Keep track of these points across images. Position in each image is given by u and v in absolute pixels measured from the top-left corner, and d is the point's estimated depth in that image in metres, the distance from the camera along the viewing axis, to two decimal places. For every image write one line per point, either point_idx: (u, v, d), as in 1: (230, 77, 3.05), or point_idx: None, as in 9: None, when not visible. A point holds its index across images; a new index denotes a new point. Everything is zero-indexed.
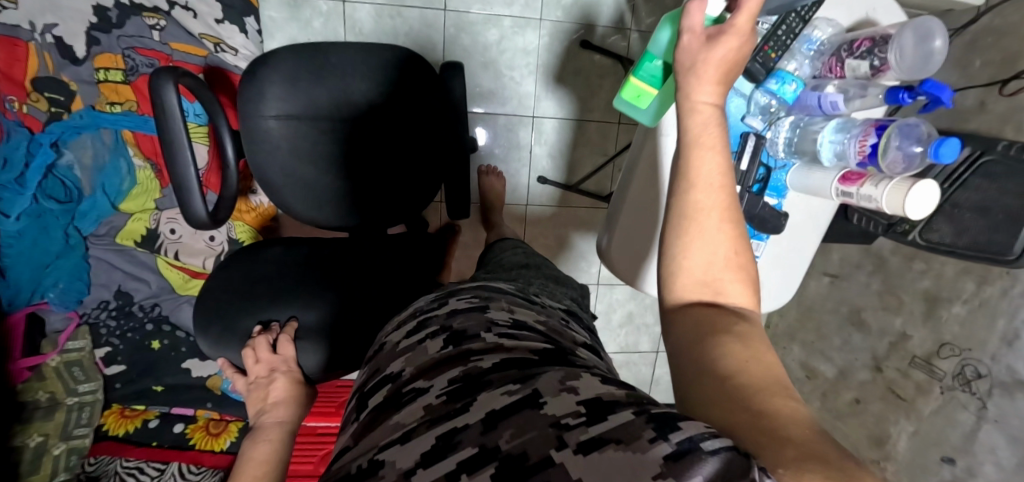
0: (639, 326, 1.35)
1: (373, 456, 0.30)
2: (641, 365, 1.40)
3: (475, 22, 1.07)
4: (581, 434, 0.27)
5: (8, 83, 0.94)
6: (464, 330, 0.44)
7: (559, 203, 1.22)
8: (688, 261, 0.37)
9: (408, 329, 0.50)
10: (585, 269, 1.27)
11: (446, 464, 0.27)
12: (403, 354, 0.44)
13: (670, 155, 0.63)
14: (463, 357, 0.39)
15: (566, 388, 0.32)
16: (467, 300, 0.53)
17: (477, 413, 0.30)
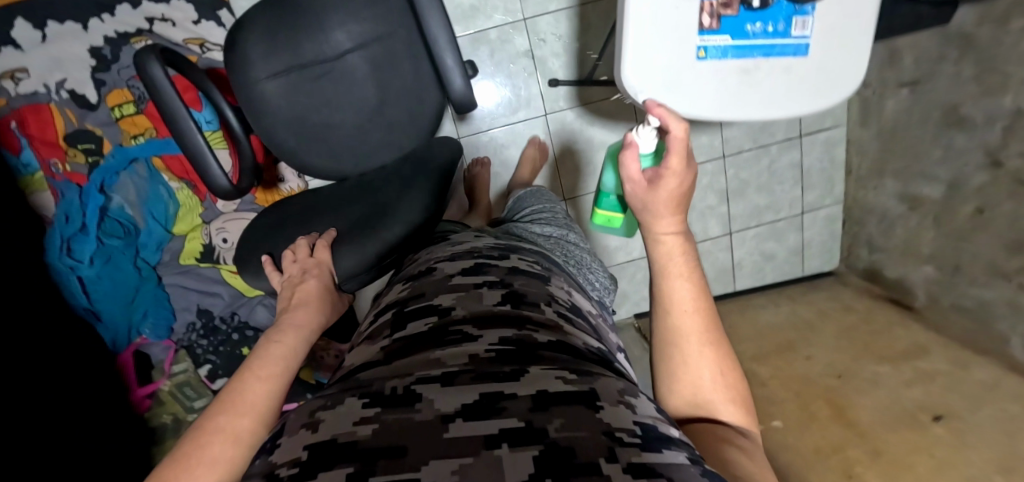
0: (703, 210, 1.30)
1: (408, 386, 0.37)
2: (717, 252, 1.34)
3: None
4: (633, 455, 0.31)
5: (48, 147, 1.01)
6: (525, 295, 0.60)
7: (581, 103, 1.16)
8: (685, 376, 0.50)
9: (466, 266, 0.67)
10: None
11: (489, 428, 0.32)
12: (454, 292, 0.59)
13: None
14: (520, 322, 0.52)
15: (623, 402, 0.39)
16: (528, 266, 0.72)
17: (528, 389, 0.37)
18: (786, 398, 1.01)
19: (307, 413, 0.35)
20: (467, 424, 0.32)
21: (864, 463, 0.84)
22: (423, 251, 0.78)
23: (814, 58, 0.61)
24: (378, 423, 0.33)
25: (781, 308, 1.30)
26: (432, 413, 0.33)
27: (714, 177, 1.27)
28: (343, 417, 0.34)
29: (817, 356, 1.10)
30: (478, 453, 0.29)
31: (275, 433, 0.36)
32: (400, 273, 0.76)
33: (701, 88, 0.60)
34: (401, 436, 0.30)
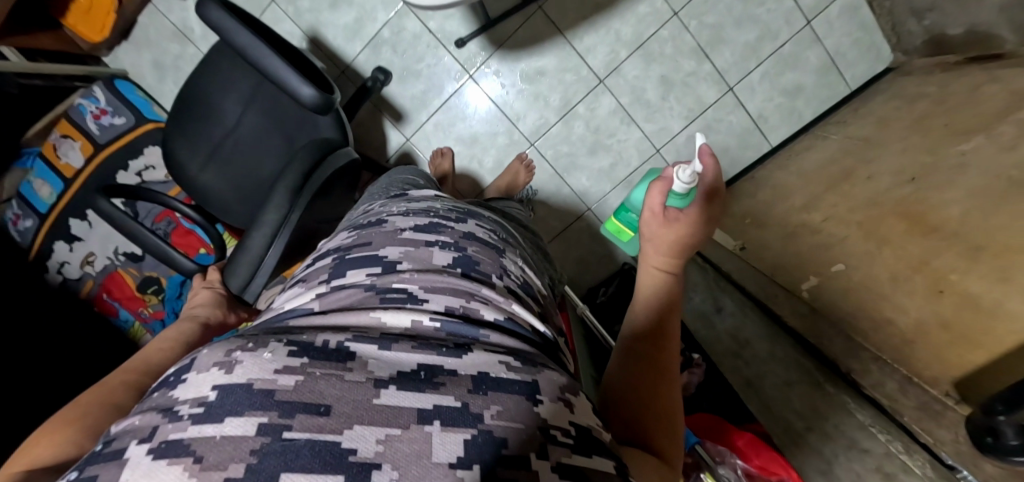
0: (685, 80, 1.12)
1: (344, 340, 0.30)
2: (727, 116, 1.15)
3: None
4: (564, 457, 0.26)
5: (130, 300, 1.21)
6: (477, 262, 0.46)
7: (496, 46, 1.11)
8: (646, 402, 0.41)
9: (420, 222, 0.51)
10: (576, 77, 1.12)
11: (423, 401, 0.27)
12: (401, 244, 0.46)
13: None
14: (468, 289, 0.41)
15: (564, 400, 0.31)
16: (487, 234, 0.56)
17: (471, 367, 0.30)
18: (847, 233, 0.80)
19: (222, 351, 0.28)
20: (400, 392, 0.27)
21: (959, 269, 0.59)
22: (383, 205, 0.64)
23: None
24: (304, 374, 0.26)
25: (832, 138, 1.05)
26: (364, 375, 0.27)
27: (677, 41, 1.10)
28: (263, 360, 0.27)
29: (881, 170, 0.86)
30: (409, 426, 0.25)
31: (183, 368, 0.29)
32: (353, 221, 0.62)
33: None
34: (323, 392, 0.25)
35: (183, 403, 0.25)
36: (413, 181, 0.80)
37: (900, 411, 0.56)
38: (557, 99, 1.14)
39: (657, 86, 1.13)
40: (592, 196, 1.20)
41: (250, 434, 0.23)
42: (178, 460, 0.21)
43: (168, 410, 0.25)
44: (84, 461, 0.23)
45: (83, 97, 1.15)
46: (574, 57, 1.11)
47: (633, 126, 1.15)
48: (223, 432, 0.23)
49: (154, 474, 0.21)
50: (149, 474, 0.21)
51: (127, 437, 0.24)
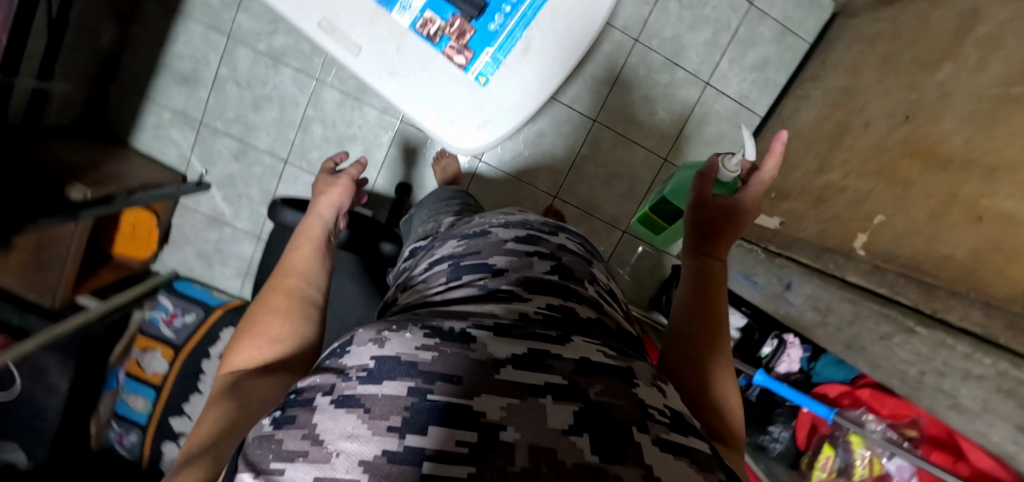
0: (665, 91, 1.22)
1: (466, 327, 0.37)
2: (713, 106, 1.24)
3: (297, 139, 1.14)
4: (662, 431, 0.32)
5: None
6: (573, 269, 0.56)
7: None
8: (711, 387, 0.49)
9: (520, 234, 0.60)
10: (572, 126, 1.22)
11: (537, 378, 0.33)
12: (507, 254, 0.55)
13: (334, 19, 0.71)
14: (567, 294, 0.50)
15: (656, 386, 0.38)
16: (576, 245, 0.64)
17: (573, 353, 0.36)
18: (872, 185, 0.89)
19: (374, 331, 0.36)
20: (516, 371, 0.33)
21: (985, 193, 0.69)
22: (478, 218, 0.74)
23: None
24: (438, 351, 0.33)
25: (813, 96, 1.15)
26: (485, 355, 0.33)
27: (646, 61, 1.19)
28: (406, 339, 0.34)
29: (874, 116, 0.95)
30: (526, 398, 0.31)
31: (344, 342, 0.37)
32: (454, 229, 0.71)
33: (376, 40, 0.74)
34: (455, 366, 0.32)
35: (351, 366, 0.33)
36: (466, 204, 0.92)
37: (994, 334, 0.63)
38: (562, 151, 1.24)
39: (644, 106, 1.22)
40: (623, 220, 1.29)
41: (402, 393, 0.29)
42: (353, 409, 0.28)
43: (342, 373, 0.32)
44: (283, 404, 0.32)
45: (151, 310, 1.22)
46: (564, 110, 1.21)
47: (636, 148, 1.25)
48: (383, 391, 0.29)
49: (339, 417, 0.28)
50: (336, 418, 0.28)
51: (313, 389, 0.31)
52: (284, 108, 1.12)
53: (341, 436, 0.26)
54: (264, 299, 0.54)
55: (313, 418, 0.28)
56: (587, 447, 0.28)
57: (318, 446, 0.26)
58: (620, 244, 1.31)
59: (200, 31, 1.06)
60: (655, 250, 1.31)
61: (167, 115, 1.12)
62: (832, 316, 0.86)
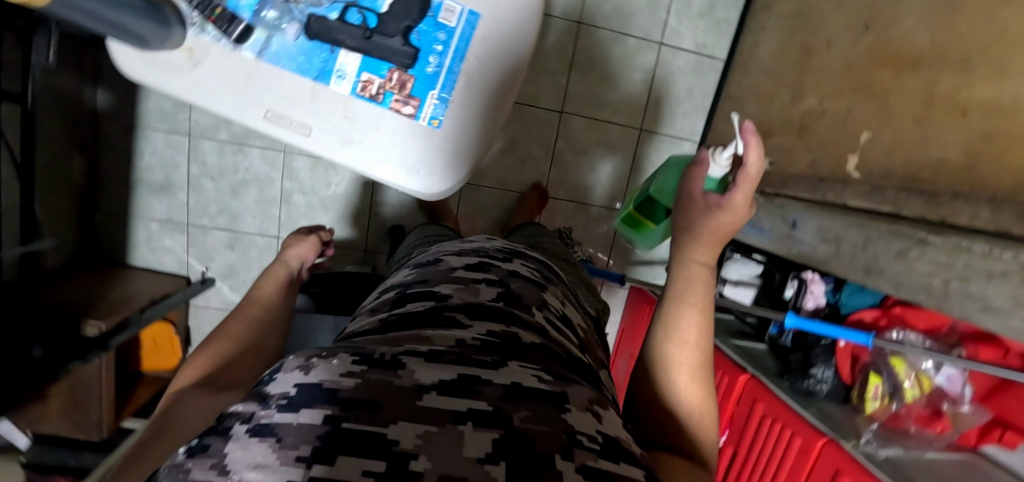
0: (622, 63, 1.20)
1: (398, 355, 0.37)
2: (673, 64, 1.22)
3: (283, 213, 1.15)
4: (588, 459, 0.31)
5: None
6: (522, 297, 0.62)
7: None
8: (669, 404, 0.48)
9: (470, 263, 0.70)
10: (541, 124, 1.21)
11: (460, 405, 0.33)
12: (452, 282, 0.63)
13: (242, 97, 0.61)
14: (509, 317, 0.55)
15: (591, 410, 0.38)
16: (528, 271, 0.73)
17: (505, 378, 0.37)
18: (850, 102, 0.88)
19: (304, 356, 0.37)
20: (439, 399, 0.33)
21: (969, 85, 0.68)
22: (439, 246, 0.82)
23: (486, 7, 0.62)
24: (361, 378, 0.34)
25: (767, 26, 1.13)
26: (411, 381, 0.34)
27: (595, 40, 1.18)
28: (333, 365, 0.35)
29: (833, 32, 0.93)
30: (444, 425, 0.31)
31: (274, 369, 0.37)
32: (413, 259, 0.78)
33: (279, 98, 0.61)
34: (377, 393, 0.32)
35: (273, 395, 0.33)
36: (440, 235, 0.92)
37: (1008, 227, 0.62)
38: (539, 150, 1.23)
39: (607, 84, 1.21)
40: (616, 199, 1.28)
41: (318, 422, 0.29)
42: (265, 438, 0.28)
43: (263, 401, 0.32)
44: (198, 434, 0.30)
45: None
46: (529, 111, 1.20)
47: (609, 126, 1.24)
48: (299, 419, 0.29)
49: (250, 445, 0.28)
50: (246, 446, 0.28)
51: (231, 417, 0.31)
52: (261, 187, 1.13)
53: (248, 466, 0.26)
54: (223, 327, 0.53)
55: (225, 447, 0.28)
56: (501, 475, 0.28)
57: (224, 476, 0.26)
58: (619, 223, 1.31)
59: (161, 138, 1.06)
60: None
61: (155, 227, 1.12)
62: (844, 244, 0.85)
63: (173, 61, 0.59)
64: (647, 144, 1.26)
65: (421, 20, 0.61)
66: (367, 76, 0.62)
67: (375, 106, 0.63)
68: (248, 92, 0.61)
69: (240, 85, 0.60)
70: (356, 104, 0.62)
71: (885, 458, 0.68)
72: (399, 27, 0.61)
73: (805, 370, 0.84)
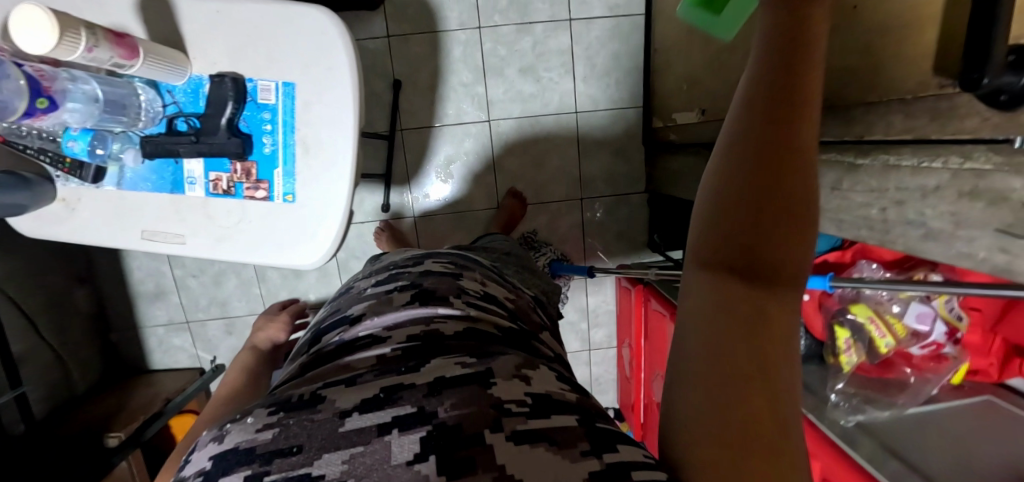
0: (536, 52, 1.15)
1: (316, 391, 0.39)
2: (590, 34, 1.15)
3: (262, 291, 1.23)
4: (519, 423, 0.34)
5: None
6: (435, 290, 0.60)
7: (407, 182, 1.21)
8: (758, 253, 0.24)
9: (379, 279, 0.68)
10: (473, 138, 1.20)
11: (382, 416, 0.34)
12: (368, 300, 0.61)
13: (116, 224, 0.66)
14: (427, 317, 0.54)
15: (518, 375, 0.40)
16: (442, 265, 0.70)
17: (425, 376, 0.38)
18: None
19: (216, 429, 0.37)
20: (361, 415, 0.34)
21: None
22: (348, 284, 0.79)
23: (298, 74, 0.62)
24: (280, 425, 0.34)
25: None
26: (331, 411, 0.35)
27: (500, 39, 1.14)
28: (247, 425, 0.35)
29: None
30: (370, 441, 0.32)
31: (192, 450, 0.37)
32: (335, 295, 0.75)
33: (148, 219, 0.66)
34: (296, 435, 0.33)
35: (192, 474, 0.34)
36: (376, 258, 0.87)
37: (924, 133, 0.53)
38: (481, 164, 1.21)
39: (527, 77, 1.17)
40: (574, 188, 1.24)
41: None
42: None
43: None
44: None
45: None
46: (457, 130, 1.19)
47: (543, 119, 1.19)
48: None
49: None
50: None
51: None
52: (237, 272, 1.21)
53: None
54: None
55: None
56: (431, 470, 0.29)
57: None
58: (585, 211, 1.26)
59: (142, 253, 1.17)
60: (621, 198, 1.25)
61: (162, 330, 1.23)
62: None
63: (52, 213, 0.65)
64: (586, 124, 1.20)
65: (241, 107, 0.62)
66: (214, 175, 0.65)
67: (230, 200, 0.65)
68: (119, 217, 0.65)
69: (112, 214, 0.65)
70: (213, 203, 0.65)
71: (859, 427, 0.60)
72: (218, 123, 0.62)
73: None
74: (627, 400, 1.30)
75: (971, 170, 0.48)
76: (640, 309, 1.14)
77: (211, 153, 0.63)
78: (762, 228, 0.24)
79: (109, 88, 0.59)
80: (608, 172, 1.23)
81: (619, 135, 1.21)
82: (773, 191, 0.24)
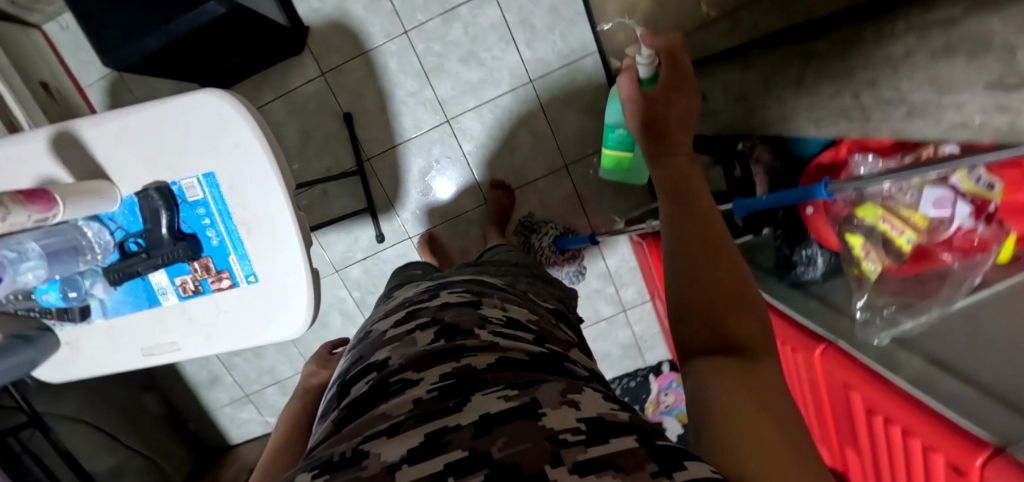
0: (470, 35, 1.09)
1: (357, 446, 0.33)
2: None
3: (297, 350, 1.28)
4: (580, 453, 0.28)
5: None
6: (457, 324, 0.51)
7: (391, 208, 1.20)
8: (723, 326, 0.31)
9: (397, 318, 0.58)
10: (438, 144, 1.16)
11: (433, 464, 0.29)
12: (388, 343, 0.50)
13: (114, 350, 0.69)
14: (455, 351, 0.44)
15: (566, 401, 0.34)
16: (458, 297, 0.61)
17: (471, 415, 0.33)
18: None
19: None
20: (414, 467, 0.29)
21: None
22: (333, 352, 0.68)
23: (214, 161, 0.62)
24: None
25: None
26: (378, 466, 0.29)
27: (429, 36, 1.09)
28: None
29: None
30: None
31: None
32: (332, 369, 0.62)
33: (140, 336, 0.68)
34: None
35: None
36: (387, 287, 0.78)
37: None
38: (455, 166, 1.18)
39: (470, 64, 1.11)
40: (556, 158, 1.18)
41: None
42: None
43: None
44: None
45: None
46: (421, 141, 1.16)
47: (500, 100, 1.14)
48: None
49: None
50: None
51: None
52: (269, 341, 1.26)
53: None
54: None
55: None
56: None
57: None
58: (574, 178, 1.19)
59: None
60: None
61: (228, 408, 1.33)
62: (753, 96, 0.68)
63: (63, 356, 0.69)
64: (546, 90, 1.13)
65: (176, 210, 0.63)
66: (179, 280, 0.66)
67: (202, 297, 0.67)
68: (115, 342, 0.69)
69: (109, 342, 0.69)
70: (189, 305, 0.67)
71: (896, 343, 0.54)
72: (160, 235, 0.63)
73: (789, 258, 0.70)
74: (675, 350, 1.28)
75: (940, 22, 0.39)
76: (654, 268, 1.10)
77: (163, 263, 0.64)
78: (718, 308, 0.32)
79: (62, 239, 0.62)
80: (584, 129, 1.16)
81: (584, 90, 1.13)
82: (716, 287, 0.33)
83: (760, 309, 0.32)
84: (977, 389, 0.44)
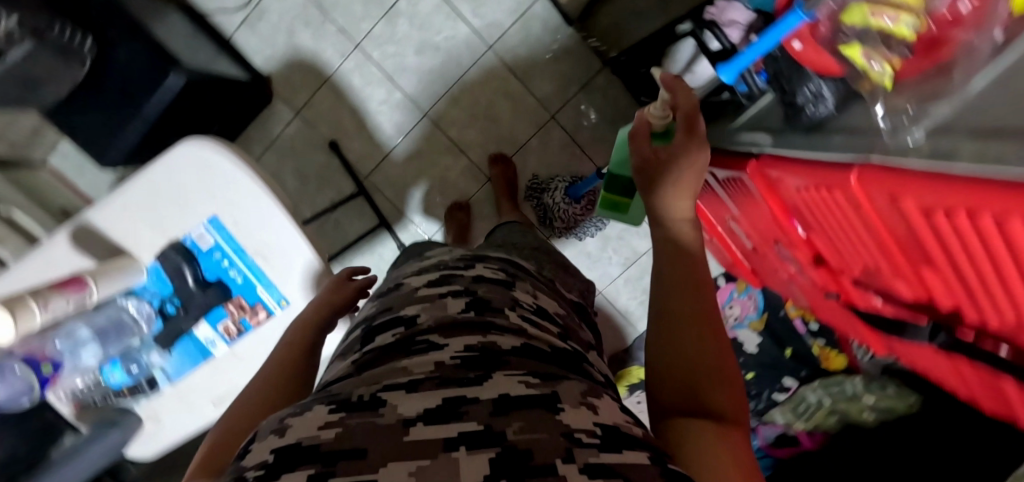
0: (417, 25, 1.10)
1: (377, 393, 0.33)
2: None
3: None
4: (592, 455, 0.26)
5: None
6: (491, 302, 0.50)
7: (402, 216, 1.22)
8: (701, 393, 0.38)
9: (431, 279, 0.58)
10: (423, 140, 1.17)
11: (447, 430, 0.28)
12: (418, 302, 0.51)
13: (187, 411, 0.72)
14: (483, 325, 0.44)
15: (585, 402, 0.33)
16: (493, 273, 0.60)
17: (490, 391, 0.32)
18: None
19: (275, 420, 0.30)
20: (427, 427, 0.28)
21: None
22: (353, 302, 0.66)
23: (213, 206, 0.64)
24: (342, 425, 0.28)
25: None
26: (394, 418, 0.29)
27: (380, 41, 1.11)
28: (310, 417, 0.29)
29: None
30: (435, 454, 0.26)
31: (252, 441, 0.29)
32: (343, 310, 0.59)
33: (204, 391, 0.71)
34: (361, 441, 0.26)
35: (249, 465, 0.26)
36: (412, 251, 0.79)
37: None
38: (447, 156, 1.18)
39: (426, 52, 1.11)
40: (540, 114, 1.16)
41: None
42: None
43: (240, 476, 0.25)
44: None
45: None
46: (408, 142, 1.17)
47: (467, 76, 1.13)
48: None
49: None
50: None
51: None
52: None
53: None
54: None
55: None
56: None
57: None
58: (564, 126, 1.17)
59: None
60: (587, 87, 1.14)
61: None
62: None
63: (148, 432, 0.73)
64: (508, 50, 1.12)
65: (196, 262, 0.66)
66: (221, 327, 0.69)
67: (245, 337, 0.69)
68: (185, 404, 0.72)
69: (180, 405, 0.72)
70: (237, 348, 0.70)
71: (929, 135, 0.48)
72: (189, 288, 0.66)
73: (794, 102, 0.65)
74: (725, 260, 1.26)
75: None
76: None
77: (201, 312, 0.67)
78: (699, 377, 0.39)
79: (108, 319, 0.67)
80: (557, 75, 1.14)
81: (544, 36, 1.11)
82: (697, 354, 0.40)
83: (732, 379, 0.39)
84: (988, 139, 0.41)
